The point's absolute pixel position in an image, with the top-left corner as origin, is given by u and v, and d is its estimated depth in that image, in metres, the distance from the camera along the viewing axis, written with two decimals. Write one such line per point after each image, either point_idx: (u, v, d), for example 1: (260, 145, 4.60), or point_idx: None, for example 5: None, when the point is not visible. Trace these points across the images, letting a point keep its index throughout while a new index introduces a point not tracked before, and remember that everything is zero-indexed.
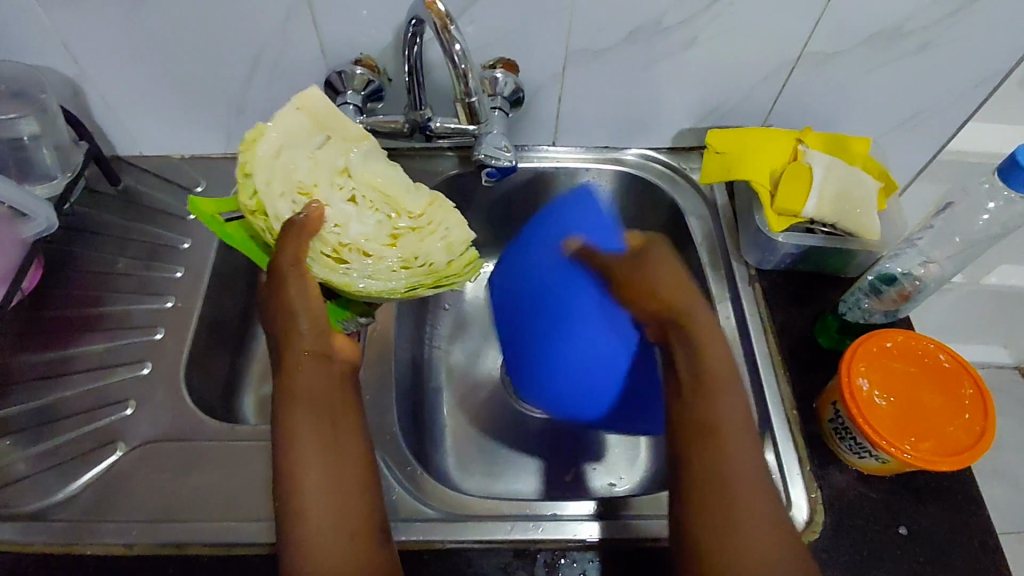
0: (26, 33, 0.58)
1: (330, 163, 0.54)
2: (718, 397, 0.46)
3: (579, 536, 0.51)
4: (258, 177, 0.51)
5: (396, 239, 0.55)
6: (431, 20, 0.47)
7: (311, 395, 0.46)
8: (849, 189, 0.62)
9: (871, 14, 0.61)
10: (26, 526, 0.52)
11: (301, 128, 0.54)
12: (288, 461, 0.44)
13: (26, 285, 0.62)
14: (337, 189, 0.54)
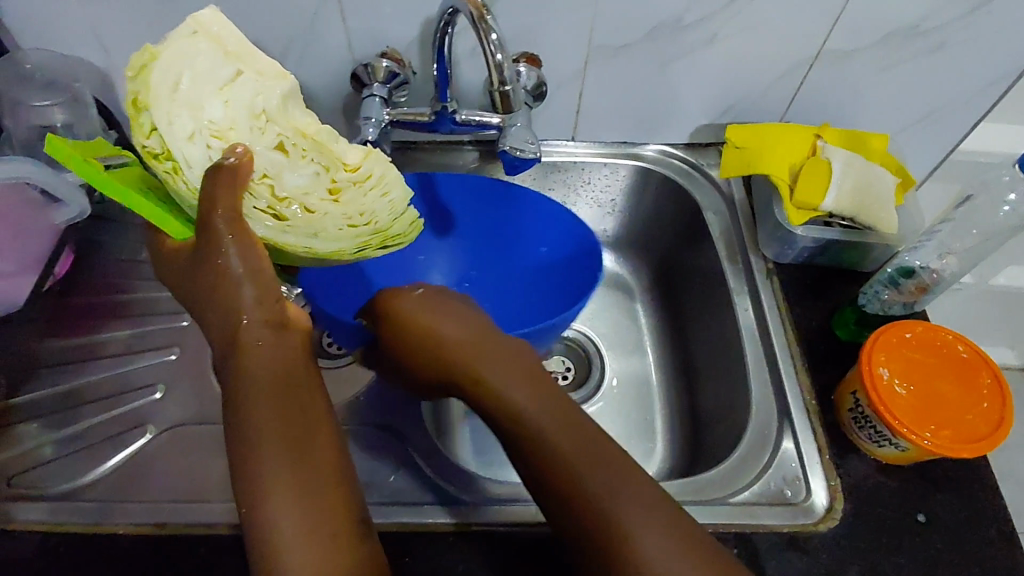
0: (59, 24, 0.59)
1: (244, 100, 0.45)
2: (544, 409, 0.44)
3: (475, 518, 0.52)
4: (159, 115, 0.43)
5: (337, 194, 0.48)
6: (467, 10, 0.48)
7: (268, 374, 0.41)
8: (866, 183, 0.64)
9: (888, 13, 0.62)
10: (55, 506, 0.52)
11: (205, 55, 0.44)
12: (245, 449, 0.38)
13: (57, 271, 0.63)
14: (259, 133, 0.46)
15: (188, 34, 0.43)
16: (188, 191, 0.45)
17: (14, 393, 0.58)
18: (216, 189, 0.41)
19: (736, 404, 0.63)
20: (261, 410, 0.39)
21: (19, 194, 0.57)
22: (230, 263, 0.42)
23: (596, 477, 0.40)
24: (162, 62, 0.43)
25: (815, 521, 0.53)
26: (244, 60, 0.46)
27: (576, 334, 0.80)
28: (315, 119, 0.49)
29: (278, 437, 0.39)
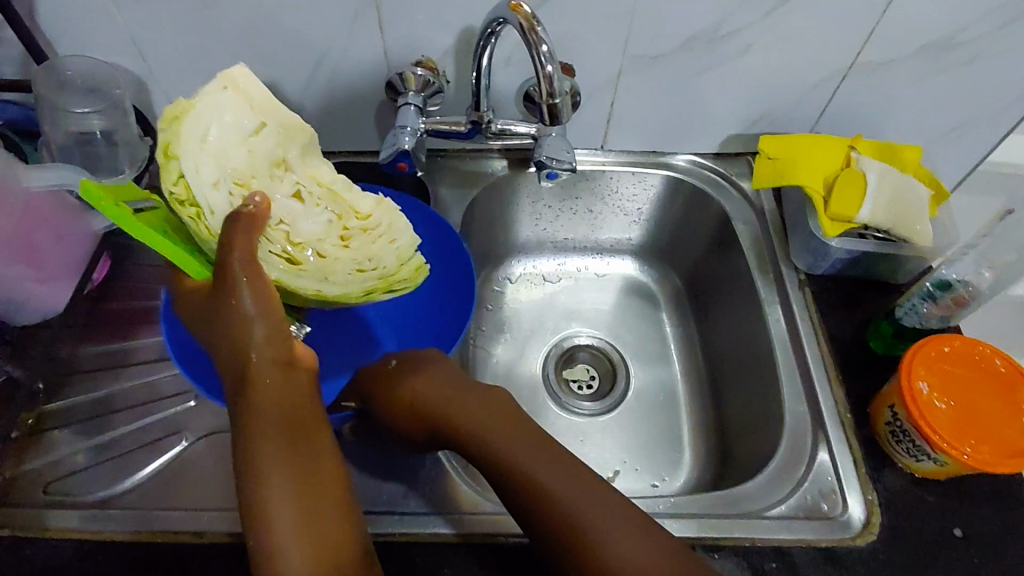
0: (100, 30, 0.59)
1: (267, 153, 0.49)
2: (532, 455, 0.48)
3: (473, 528, 0.52)
4: (187, 163, 0.46)
5: (347, 240, 0.51)
6: (517, 22, 0.49)
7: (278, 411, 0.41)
8: (901, 196, 0.64)
9: (925, 24, 0.62)
10: (91, 514, 0.52)
11: (233, 109, 0.47)
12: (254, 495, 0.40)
13: (95, 277, 0.63)
14: (278, 181, 0.49)
15: (216, 91, 0.47)
16: (208, 235, 0.47)
17: (51, 399, 0.58)
18: (233, 233, 0.41)
19: (768, 416, 0.63)
20: (271, 455, 0.40)
21: (59, 199, 0.58)
22: (241, 303, 0.41)
23: (602, 520, 0.44)
24: (193, 116, 0.46)
25: (852, 535, 0.53)
26: (267, 114, 0.48)
27: (601, 343, 0.80)
28: (330, 169, 0.53)
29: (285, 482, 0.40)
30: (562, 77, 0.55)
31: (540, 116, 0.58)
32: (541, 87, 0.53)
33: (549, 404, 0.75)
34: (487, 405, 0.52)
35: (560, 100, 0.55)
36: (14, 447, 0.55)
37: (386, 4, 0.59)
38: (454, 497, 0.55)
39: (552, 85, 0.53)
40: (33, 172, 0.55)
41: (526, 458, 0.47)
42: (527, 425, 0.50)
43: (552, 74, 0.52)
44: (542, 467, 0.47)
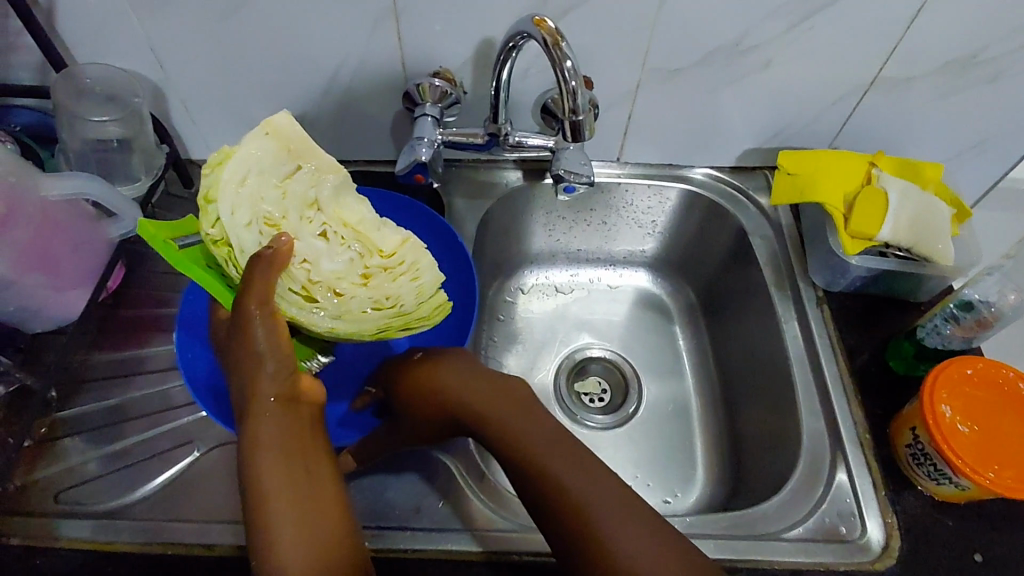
0: (119, 37, 0.59)
1: (301, 194, 0.50)
2: (561, 458, 0.46)
3: (503, 546, 0.52)
4: (223, 203, 0.47)
5: (367, 279, 0.52)
6: (540, 37, 0.49)
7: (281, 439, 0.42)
8: (924, 215, 0.63)
9: (948, 41, 0.61)
10: (101, 524, 0.52)
11: (269, 153, 0.49)
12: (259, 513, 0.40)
13: (110, 284, 0.63)
14: (307, 222, 0.51)
15: (258, 135, 0.48)
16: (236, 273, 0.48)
17: (63, 407, 0.58)
18: (252, 273, 0.43)
19: (784, 434, 0.62)
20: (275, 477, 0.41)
21: (77, 208, 0.58)
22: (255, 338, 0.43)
23: (619, 522, 0.42)
24: (234, 158, 0.48)
25: (870, 559, 0.52)
26: (301, 159, 0.50)
27: (614, 355, 0.79)
28: (363, 206, 0.54)
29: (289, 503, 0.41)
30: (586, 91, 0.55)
31: (563, 132, 0.57)
32: (565, 102, 0.53)
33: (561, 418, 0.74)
34: (515, 405, 0.51)
35: (584, 117, 0.54)
36: (26, 455, 0.55)
37: (406, 15, 0.59)
38: (467, 513, 0.54)
39: (575, 100, 0.52)
40: (55, 180, 0.54)
41: (551, 464, 0.46)
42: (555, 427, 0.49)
43: (576, 90, 0.51)
44: (560, 466, 0.46)
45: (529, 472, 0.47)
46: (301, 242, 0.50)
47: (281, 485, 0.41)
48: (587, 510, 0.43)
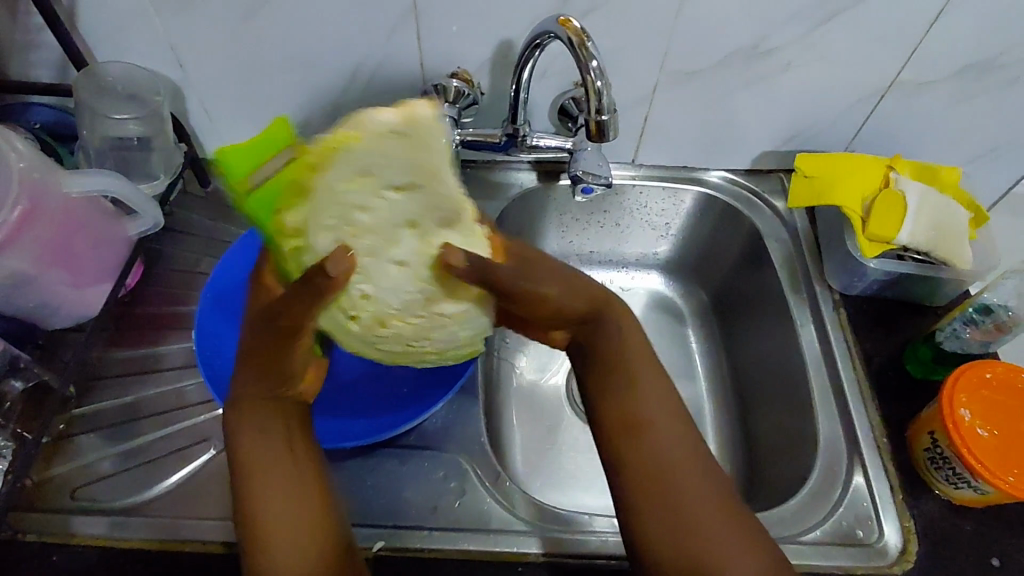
0: (140, 36, 0.60)
1: (402, 209, 0.39)
2: (645, 393, 0.48)
3: (559, 546, 0.52)
4: (317, 203, 0.39)
5: (417, 320, 0.44)
6: (566, 37, 0.50)
7: (264, 440, 0.44)
8: (942, 218, 0.63)
9: (968, 44, 0.61)
10: (119, 521, 0.52)
11: (428, 165, 0.38)
12: (249, 503, 0.42)
13: (127, 282, 0.63)
14: (396, 241, 0.40)
15: (386, 130, 0.37)
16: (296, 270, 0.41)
17: (80, 404, 0.58)
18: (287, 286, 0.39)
19: (800, 438, 0.62)
20: (267, 476, 0.43)
21: (97, 205, 0.58)
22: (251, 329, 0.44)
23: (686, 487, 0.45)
24: (363, 144, 0.37)
25: (888, 563, 0.52)
26: (433, 185, 0.39)
27: None
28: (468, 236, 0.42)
29: (276, 491, 0.42)
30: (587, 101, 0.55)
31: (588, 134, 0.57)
32: (589, 103, 0.53)
33: (574, 420, 0.74)
34: (597, 330, 0.50)
35: (609, 116, 0.54)
36: (43, 452, 0.55)
37: (426, 16, 0.59)
38: (482, 513, 0.54)
39: (600, 100, 0.52)
40: (74, 177, 0.55)
41: (628, 398, 0.48)
42: (640, 360, 0.49)
43: (601, 91, 0.52)
44: (653, 408, 0.48)
45: (626, 385, 0.48)
46: (373, 261, 0.40)
47: (273, 480, 0.43)
48: (655, 452, 0.46)
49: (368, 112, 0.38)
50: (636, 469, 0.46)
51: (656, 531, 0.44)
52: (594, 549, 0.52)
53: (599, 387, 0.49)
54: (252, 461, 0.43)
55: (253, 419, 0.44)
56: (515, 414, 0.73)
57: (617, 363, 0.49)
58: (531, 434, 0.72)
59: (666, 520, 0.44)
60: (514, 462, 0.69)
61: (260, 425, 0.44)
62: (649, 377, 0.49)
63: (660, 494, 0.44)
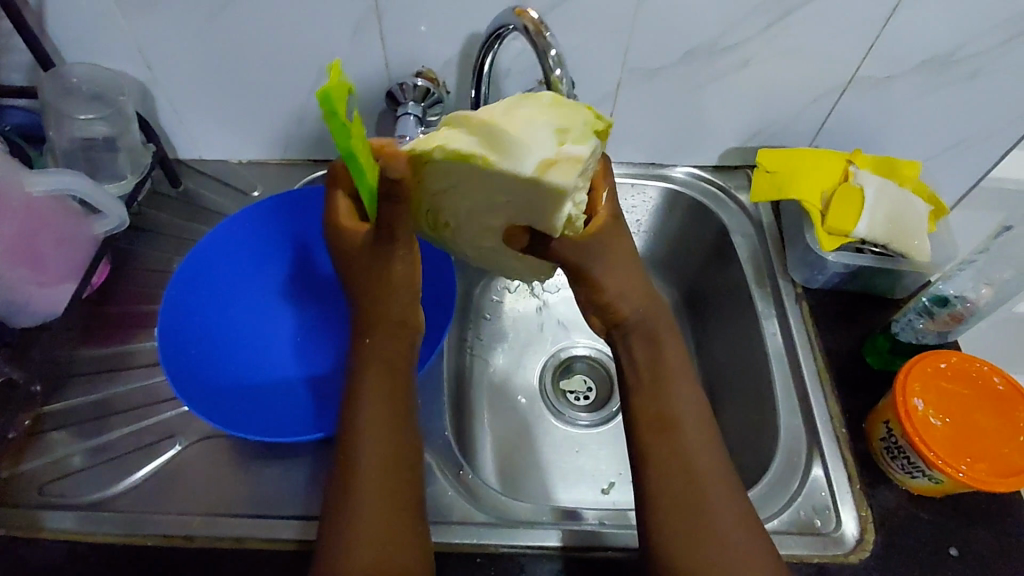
0: (106, 38, 0.61)
1: (478, 176, 0.43)
2: (678, 394, 0.49)
3: (579, 541, 0.53)
4: (452, 136, 0.43)
5: (454, 225, 0.51)
6: (524, 27, 0.51)
7: (378, 424, 0.46)
8: (901, 212, 0.65)
9: (925, 39, 0.61)
10: (84, 516, 0.52)
11: (513, 183, 0.42)
12: (348, 450, 0.46)
13: (94, 281, 0.64)
14: (462, 182, 0.45)
15: (539, 144, 0.41)
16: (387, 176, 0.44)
17: (49, 401, 0.59)
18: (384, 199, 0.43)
19: (762, 430, 0.62)
20: (369, 455, 0.45)
21: (62, 203, 0.59)
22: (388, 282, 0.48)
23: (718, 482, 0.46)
24: (514, 138, 0.41)
25: (845, 552, 0.52)
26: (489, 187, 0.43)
27: (599, 354, 0.79)
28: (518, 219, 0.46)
29: (377, 443, 0.46)
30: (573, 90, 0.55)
31: None
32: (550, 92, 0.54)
33: (545, 415, 0.74)
34: (638, 334, 0.51)
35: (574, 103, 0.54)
36: (11, 448, 0.56)
37: (388, 16, 0.60)
38: (444, 506, 0.55)
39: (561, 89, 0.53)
40: (38, 177, 0.55)
41: (663, 397, 0.49)
42: (677, 367, 0.50)
43: (563, 79, 0.52)
44: (687, 405, 0.49)
45: (655, 384, 0.49)
46: (438, 182, 0.46)
47: (379, 459, 0.45)
48: (683, 454, 0.46)
49: (539, 156, 0.40)
50: (666, 461, 0.46)
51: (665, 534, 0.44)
52: (552, 541, 0.52)
53: (639, 384, 0.50)
54: (361, 427, 0.46)
55: (368, 367, 0.48)
56: (486, 411, 0.74)
57: (653, 364, 0.50)
58: (502, 430, 0.72)
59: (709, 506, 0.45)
60: (484, 459, 0.70)
61: (380, 367, 0.48)
62: (683, 386, 0.49)
63: (686, 490, 0.45)
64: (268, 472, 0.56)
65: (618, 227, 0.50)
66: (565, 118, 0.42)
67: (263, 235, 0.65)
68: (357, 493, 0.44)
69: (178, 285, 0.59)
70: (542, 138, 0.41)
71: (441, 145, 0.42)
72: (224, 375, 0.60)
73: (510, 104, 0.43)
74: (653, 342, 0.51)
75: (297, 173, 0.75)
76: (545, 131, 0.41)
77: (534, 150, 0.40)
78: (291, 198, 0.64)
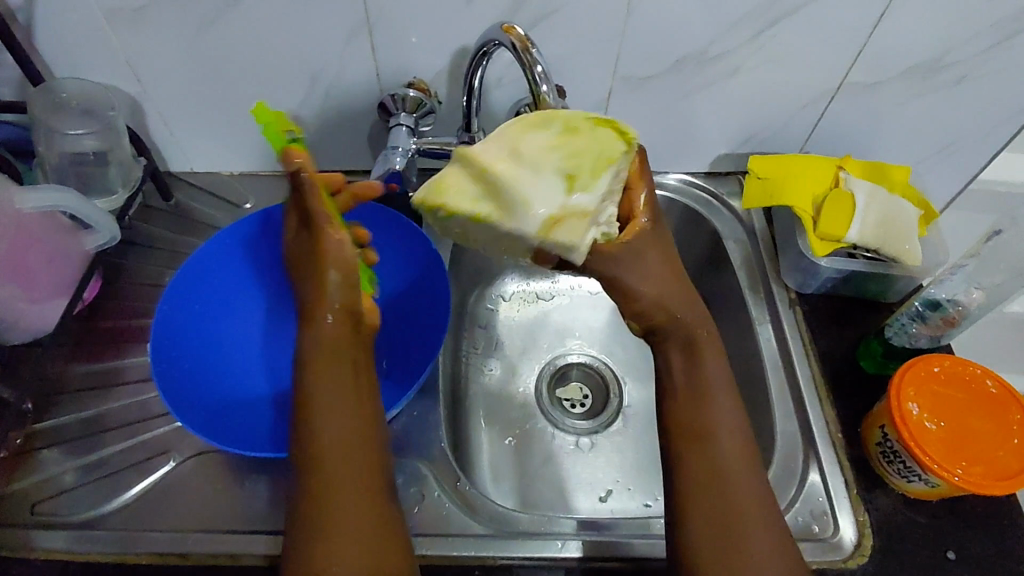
0: (96, 52, 0.61)
1: (487, 229, 0.47)
2: (716, 406, 0.48)
3: (585, 552, 0.52)
4: (459, 192, 0.45)
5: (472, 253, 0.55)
6: (511, 43, 0.51)
7: (325, 416, 0.45)
8: (891, 217, 0.65)
9: (911, 46, 0.62)
10: (77, 535, 0.52)
11: (517, 237, 0.46)
12: (307, 435, 0.44)
13: (86, 296, 0.63)
14: (473, 228, 0.48)
15: (547, 196, 0.45)
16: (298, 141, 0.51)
17: (40, 418, 0.58)
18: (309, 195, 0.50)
19: (758, 435, 0.63)
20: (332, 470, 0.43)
21: (53, 220, 0.58)
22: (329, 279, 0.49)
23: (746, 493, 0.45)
24: (521, 193, 0.45)
25: (844, 557, 0.52)
26: (494, 235, 0.48)
27: (594, 360, 0.79)
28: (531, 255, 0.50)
29: (337, 420, 0.45)
30: (563, 99, 0.55)
31: None
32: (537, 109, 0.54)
33: (543, 424, 0.74)
34: (675, 342, 0.51)
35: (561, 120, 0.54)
36: (2, 467, 0.55)
37: (379, 27, 0.60)
38: (442, 516, 0.55)
39: (549, 105, 0.53)
40: (26, 196, 0.55)
41: (703, 409, 0.48)
42: (719, 381, 0.50)
43: (549, 95, 0.52)
44: (727, 416, 0.48)
45: (695, 392, 0.49)
46: (445, 224, 0.48)
47: (337, 451, 0.44)
48: (720, 467, 0.46)
49: (545, 212, 0.45)
50: (701, 478, 0.46)
51: (696, 525, 0.44)
52: (552, 552, 0.52)
53: (676, 389, 0.50)
54: (318, 422, 0.45)
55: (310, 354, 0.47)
56: (482, 421, 0.73)
57: (692, 375, 0.50)
58: (501, 440, 0.72)
59: (739, 516, 0.44)
60: (481, 470, 0.69)
61: (321, 359, 0.47)
62: (723, 398, 0.49)
63: (718, 499, 0.45)
64: (264, 487, 0.56)
65: (654, 237, 0.52)
66: (575, 163, 0.46)
67: (258, 246, 0.64)
68: (324, 486, 0.42)
69: (161, 307, 0.58)
70: (550, 194, 0.45)
71: (449, 197, 0.45)
72: (213, 390, 0.59)
73: (517, 144, 0.45)
74: (692, 354, 0.50)
75: (289, 185, 0.75)
76: (552, 187, 0.45)
77: (542, 212, 0.45)
78: (285, 209, 0.64)
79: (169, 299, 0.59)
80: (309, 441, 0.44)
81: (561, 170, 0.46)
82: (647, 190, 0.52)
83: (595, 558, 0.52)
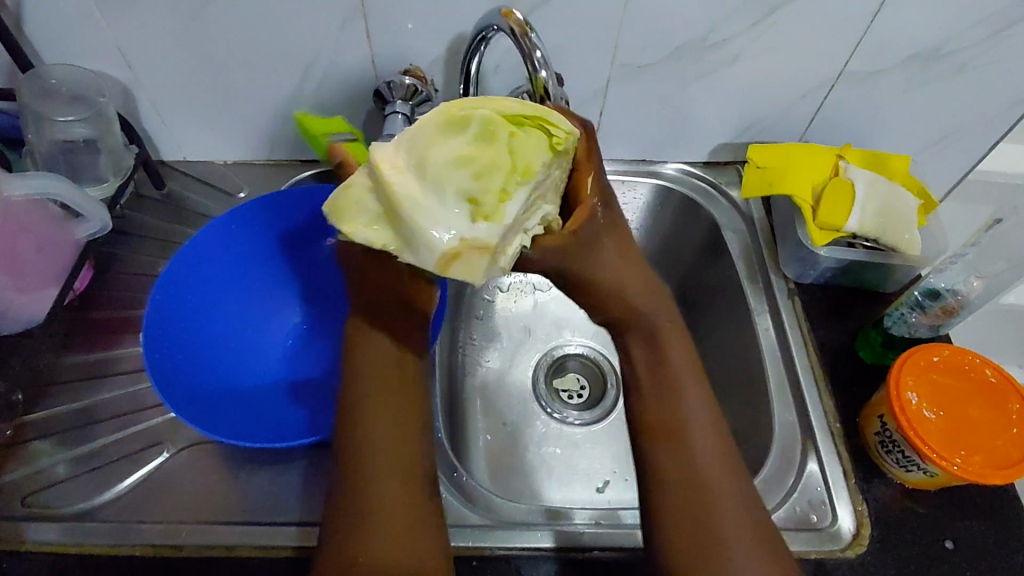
0: (86, 38, 0.59)
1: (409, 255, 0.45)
2: (687, 398, 0.48)
3: (580, 541, 0.52)
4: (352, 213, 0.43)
5: None
6: (510, 29, 0.50)
7: (381, 408, 0.45)
8: (891, 207, 0.65)
9: (911, 34, 0.62)
10: (70, 527, 0.51)
11: None
12: (354, 428, 0.45)
13: (76, 286, 0.63)
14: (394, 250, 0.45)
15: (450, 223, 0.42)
16: None
17: (30, 410, 0.57)
18: None
19: (757, 425, 0.62)
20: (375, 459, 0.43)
21: (42, 209, 0.57)
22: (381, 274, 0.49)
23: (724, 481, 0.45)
24: (424, 216, 0.42)
25: (842, 547, 0.52)
26: None
27: (591, 350, 0.79)
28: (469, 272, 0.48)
29: (387, 416, 0.45)
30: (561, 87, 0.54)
31: None
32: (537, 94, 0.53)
33: (538, 415, 0.73)
34: (640, 333, 0.51)
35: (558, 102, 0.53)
36: None
37: (374, 13, 0.59)
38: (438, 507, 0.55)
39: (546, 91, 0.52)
40: (19, 182, 0.54)
41: (676, 404, 0.48)
42: (683, 368, 0.50)
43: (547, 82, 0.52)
44: (698, 411, 0.48)
45: (666, 387, 0.49)
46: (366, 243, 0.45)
47: (381, 445, 0.44)
48: (693, 459, 0.46)
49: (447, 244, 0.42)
50: (676, 473, 0.45)
51: (671, 519, 0.44)
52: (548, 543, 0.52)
53: (647, 387, 0.49)
54: (365, 411, 0.45)
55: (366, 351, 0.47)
56: (477, 412, 0.73)
57: (664, 374, 0.49)
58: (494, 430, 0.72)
59: (715, 510, 0.43)
60: (477, 460, 0.69)
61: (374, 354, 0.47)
62: (692, 388, 0.49)
63: (696, 494, 0.44)
64: (257, 478, 0.55)
65: (610, 222, 0.51)
66: (477, 188, 0.43)
67: (248, 234, 0.63)
68: (364, 485, 0.42)
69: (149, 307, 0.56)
70: (448, 218, 0.42)
71: (349, 216, 0.43)
72: (207, 378, 0.58)
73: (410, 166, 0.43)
74: (655, 342, 0.51)
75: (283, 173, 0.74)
76: (450, 212, 0.42)
77: (436, 243, 0.42)
78: (274, 198, 0.63)
79: (164, 295, 0.58)
80: (354, 434, 0.44)
81: (460, 193, 0.43)
82: (596, 172, 0.50)
83: (588, 548, 0.52)
